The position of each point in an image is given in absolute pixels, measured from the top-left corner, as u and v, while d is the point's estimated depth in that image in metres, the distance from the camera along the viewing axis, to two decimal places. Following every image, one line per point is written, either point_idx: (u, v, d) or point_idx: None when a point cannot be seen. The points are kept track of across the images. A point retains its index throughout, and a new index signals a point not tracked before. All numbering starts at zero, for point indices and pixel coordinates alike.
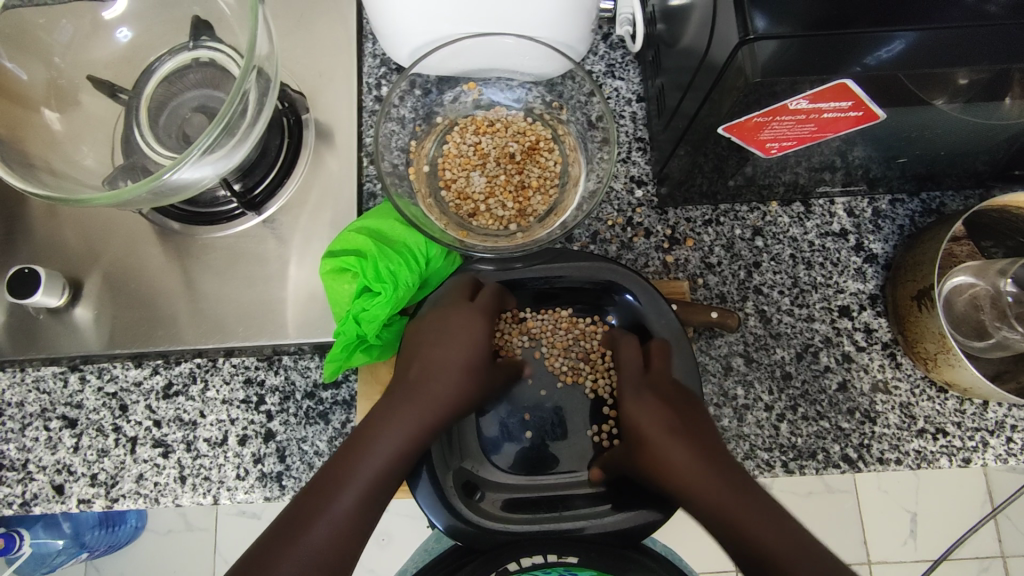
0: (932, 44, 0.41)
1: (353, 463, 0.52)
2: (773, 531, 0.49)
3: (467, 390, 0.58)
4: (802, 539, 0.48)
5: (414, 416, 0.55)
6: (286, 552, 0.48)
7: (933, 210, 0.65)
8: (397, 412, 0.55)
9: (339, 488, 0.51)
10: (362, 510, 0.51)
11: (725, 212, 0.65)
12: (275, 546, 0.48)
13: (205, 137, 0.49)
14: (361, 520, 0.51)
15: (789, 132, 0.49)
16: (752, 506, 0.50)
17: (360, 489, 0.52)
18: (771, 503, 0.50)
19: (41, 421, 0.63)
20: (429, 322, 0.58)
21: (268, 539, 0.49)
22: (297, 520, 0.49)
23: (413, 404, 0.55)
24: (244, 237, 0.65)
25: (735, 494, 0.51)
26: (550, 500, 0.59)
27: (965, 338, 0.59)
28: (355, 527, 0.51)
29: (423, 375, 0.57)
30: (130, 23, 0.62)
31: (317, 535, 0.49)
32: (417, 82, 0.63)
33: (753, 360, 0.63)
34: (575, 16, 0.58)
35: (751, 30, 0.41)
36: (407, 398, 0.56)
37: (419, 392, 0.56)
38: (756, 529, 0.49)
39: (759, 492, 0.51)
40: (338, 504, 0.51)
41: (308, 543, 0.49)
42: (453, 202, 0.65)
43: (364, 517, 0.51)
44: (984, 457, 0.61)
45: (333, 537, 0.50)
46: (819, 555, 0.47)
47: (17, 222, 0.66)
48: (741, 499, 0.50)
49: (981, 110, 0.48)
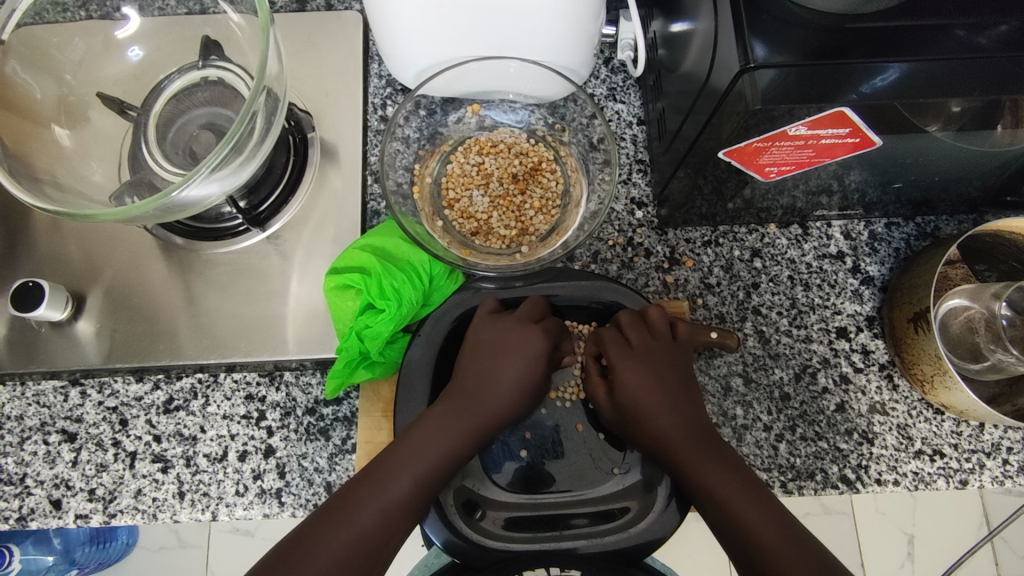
0: (926, 75, 0.43)
1: (395, 462, 0.53)
2: (774, 532, 0.49)
3: (518, 407, 0.57)
4: (797, 534, 0.49)
5: (461, 427, 0.55)
6: (335, 537, 0.49)
7: (928, 234, 0.66)
8: (450, 419, 0.55)
9: (388, 480, 0.52)
10: (408, 505, 0.52)
11: (724, 234, 0.66)
12: (315, 533, 0.49)
13: (214, 156, 0.50)
14: (405, 517, 0.52)
15: (788, 157, 0.50)
16: (753, 506, 0.50)
17: (408, 487, 0.52)
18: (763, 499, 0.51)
19: (40, 435, 0.62)
20: (487, 336, 0.58)
21: (308, 527, 0.50)
22: (338, 506, 0.51)
23: (463, 415, 0.55)
24: (247, 252, 0.65)
25: (732, 494, 0.51)
26: (550, 519, 0.59)
27: (961, 360, 0.60)
28: (396, 523, 0.51)
29: (477, 391, 0.57)
30: (142, 42, 0.64)
31: (361, 522, 0.50)
32: (422, 103, 0.64)
33: (752, 380, 0.63)
34: (578, 41, 0.59)
35: (751, 58, 0.42)
36: (461, 412, 0.55)
37: (474, 406, 0.56)
38: (759, 533, 0.49)
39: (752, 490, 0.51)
40: (384, 499, 0.51)
41: (351, 534, 0.50)
42: (456, 220, 0.66)
43: (411, 511, 0.52)
44: (980, 478, 0.62)
45: (375, 528, 0.51)
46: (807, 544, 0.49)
47: (20, 236, 0.66)
48: (742, 504, 0.50)
49: (974, 137, 0.50)
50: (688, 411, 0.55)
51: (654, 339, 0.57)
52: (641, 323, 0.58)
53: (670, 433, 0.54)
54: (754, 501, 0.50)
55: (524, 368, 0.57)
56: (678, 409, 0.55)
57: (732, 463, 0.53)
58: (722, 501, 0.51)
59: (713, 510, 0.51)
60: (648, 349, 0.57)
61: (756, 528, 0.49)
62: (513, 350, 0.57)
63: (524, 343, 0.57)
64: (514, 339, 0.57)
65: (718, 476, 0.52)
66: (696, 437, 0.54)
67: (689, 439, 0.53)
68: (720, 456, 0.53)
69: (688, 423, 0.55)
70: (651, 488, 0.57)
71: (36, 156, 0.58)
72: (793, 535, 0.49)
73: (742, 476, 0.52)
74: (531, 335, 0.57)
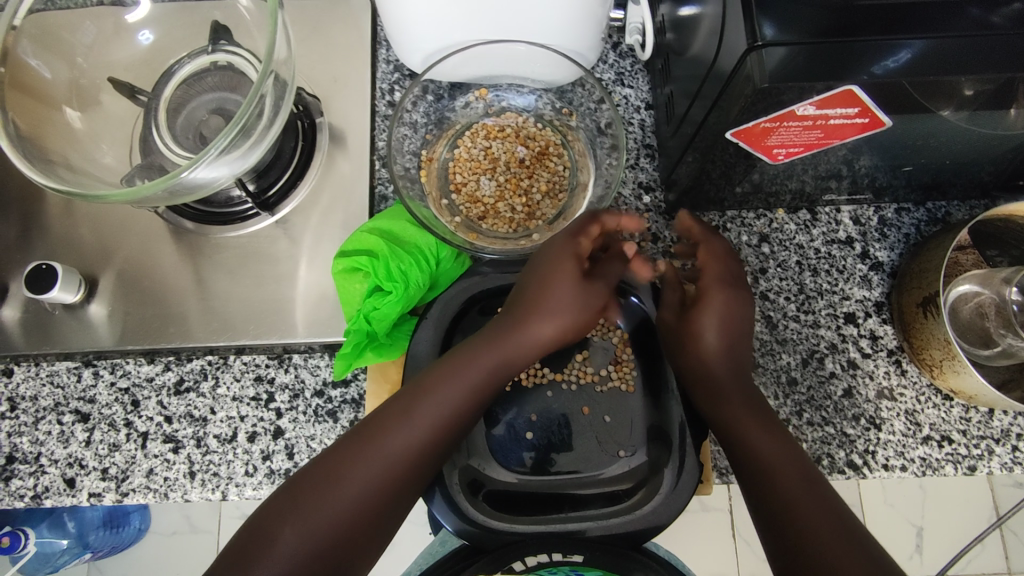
0: (937, 55, 0.42)
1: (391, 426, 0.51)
2: (799, 484, 0.49)
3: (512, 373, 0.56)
4: (835, 506, 0.47)
5: (443, 396, 0.52)
6: (305, 510, 0.48)
7: (939, 219, 0.65)
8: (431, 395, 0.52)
9: (366, 453, 0.50)
10: (381, 481, 0.50)
11: (732, 219, 0.66)
12: (281, 509, 0.48)
13: (222, 137, 0.51)
14: (379, 496, 0.50)
15: (796, 138, 0.50)
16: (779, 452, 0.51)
17: (383, 464, 0.50)
18: (795, 457, 0.51)
19: (54, 415, 0.63)
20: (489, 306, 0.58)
21: (277, 502, 0.48)
22: (313, 481, 0.49)
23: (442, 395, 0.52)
24: (257, 236, 0.66)
25: (780, 460, 0.50)
26: (556, 500, 0.59)
27: (970, 346, 0.59)
28: (372, 499, 0.49)
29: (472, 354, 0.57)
30: (152, 26, 0.64)
31: (335, 499, 0.48)
32: (430, 87, 0.64)
33: (758, 365, 0.63)
34: (587, 23, 0.59)
35: (758, 37, 0.41)
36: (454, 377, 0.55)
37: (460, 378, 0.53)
38: (782, 476, 0.50)
39: (784, 442, 0.52)
40: (361, 474, 0.49)
41: (324, 510, 0.48)
42: (463, 205, 0.66)
43: (385, 489, 0.50)
44: (989, 465, 0.61)
45: (348, 506, 0.48)
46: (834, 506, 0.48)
47: (34, 219, 0.67)
48: (789, 470, 0.50)
49: (987, 119, 0.49)
50: (734, 353, 0.56)
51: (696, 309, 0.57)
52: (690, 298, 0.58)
53: (711, 367, 0.56)
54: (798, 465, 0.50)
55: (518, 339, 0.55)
56: (730, 348, 0.56)
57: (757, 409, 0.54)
58: (748, 440, 0.52)
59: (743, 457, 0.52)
60: (723, 279, 0.57)
61: (786, 479, 0.49)
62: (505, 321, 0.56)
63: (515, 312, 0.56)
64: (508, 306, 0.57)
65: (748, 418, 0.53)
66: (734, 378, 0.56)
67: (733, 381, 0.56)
68: (753, 403, 0.54)
69: (745, 389, 0.55)
70: (657, 471, 0.58)
71: (50, 140, 0.59)
72: (818, 489, 0.49)
73: (794, 453, 0.51)
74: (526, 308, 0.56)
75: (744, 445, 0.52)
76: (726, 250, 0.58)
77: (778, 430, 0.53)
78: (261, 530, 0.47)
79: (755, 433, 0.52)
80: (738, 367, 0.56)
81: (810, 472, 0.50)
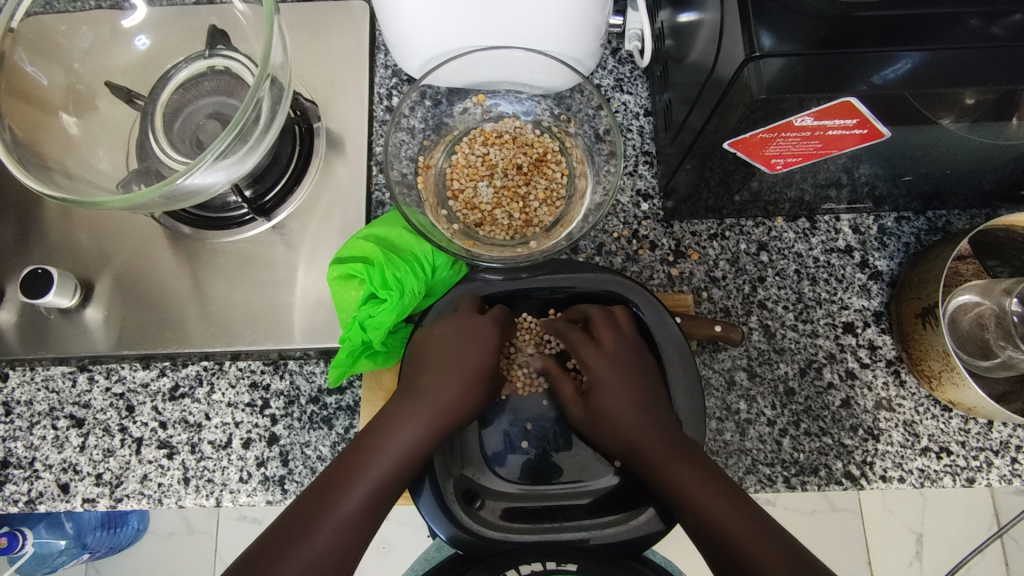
0: (937, 66, 0.42)
1: (384, 442, 0.55)
2: (749, 533, 0.51)
3: (467, 401, 0.59)
4: (774, 532, 0.51)
5: (413, 425, 0.57)
6: (289, 551, 0.50)
7: (939, 228, 0.65)
8: (402, 420, 0.57)
9: (344, 490, 0.53)
10: (363, 514, 0.53)
11: (730, 227, 0.65)
12: (266, 552, 0.50)
13: (218, 144, 0.50)
14: (362, 526, 0.53)
15: (794, 148, 0.49)
16: (722, 505, 0.52)
17: (367, 490, 0.54)
18: (742, 506, 0.52)
19: (49, 420, 0.63)
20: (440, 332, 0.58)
21: (260, 549, 0.50)
22: (296, 525, 0.51)
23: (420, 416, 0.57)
24: (253, 242, 0.66)
25: (704, 497, 0.52)
26: (550, 511, 0.59)
27: (970, 357, 0.59)
28: (355, 533, 0.52)
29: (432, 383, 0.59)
30: (149, 31, 0.64)
31: (318, 539, 0.51)
32: (428, 93, 0.64)
33: (756, 375, 0.63)
34: (585, 30, 0.58)
35: (757, 48, 0.41)
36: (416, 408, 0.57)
37: (428, 398, 0.58)
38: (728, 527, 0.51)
39: (726, 492, 0.53)
40: (339, 511, 0.52)
41: (309, 549, 0.50)
42: (460, 211, 0.66)
43: (369, 518, 0.53)
44: (988, 477, 0.61)
45: (332, 543, 0.51)
46: (786, 548, 0.50)
47: (31, 223, 0.67)
48: (717, 504, 0.52)
49: (988, 129, 0.49)
50: (653, 411, 0.57)
51: (628, 338, 0.59)
52: (615, 323, 0.59)
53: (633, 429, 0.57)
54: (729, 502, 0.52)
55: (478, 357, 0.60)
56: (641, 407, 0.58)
57: (694, 457, 0.54)
58: (691, 499, 0.52)
59: (688, 514, 0.52)
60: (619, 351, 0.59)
61: (733, 530, 0.51)
62: (466, 340, 0.59)
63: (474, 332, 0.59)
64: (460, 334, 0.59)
65: (687, 477, 0.53)
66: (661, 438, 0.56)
67: (660, 443, 0.55)
68: (690, 455, 0.54)
69: (672, 444, 0.55)
70: (652, 483, 0.57)
71: (46, 144, 0.59)
72: (765, 531, 0.51)
73: (737, 500, 0.53)
74: (484, 326, 0.60)
75: (688, 503, 0.52)
76: (607, 314, 0.59)
77: (717, 479, 0.53)
78: (256, 568, 0.49)
79: (697, 489, 0.53)
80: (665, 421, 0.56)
81: (757, 516, 0.52)
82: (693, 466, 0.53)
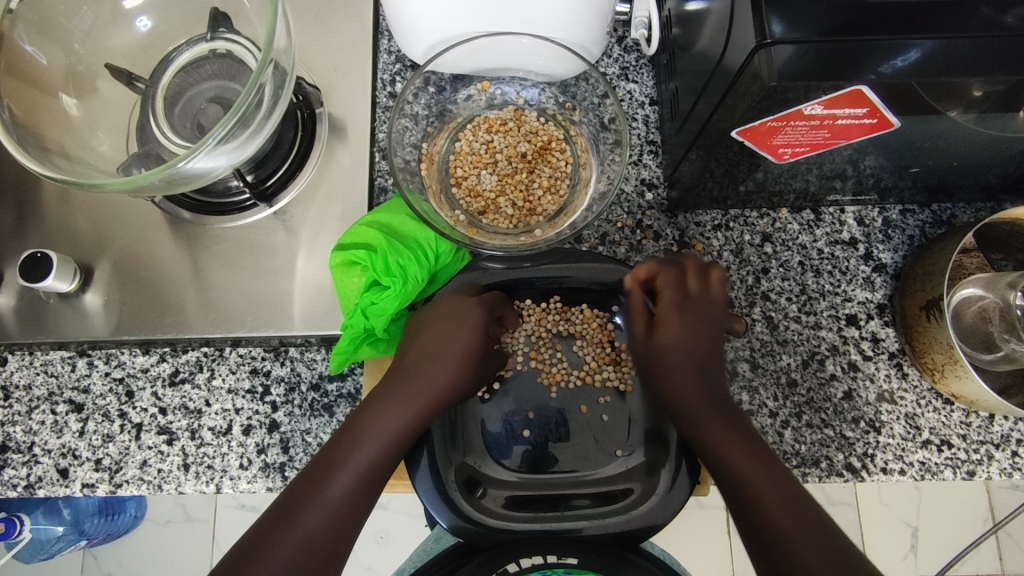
0: (948, 54, 0.41)
1: (368, 425, 0.54)
2: (801, 524, 0.49)
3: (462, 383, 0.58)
4: (805, 504, 0.51)
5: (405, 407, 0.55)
6: (281, 539, 0.49)
7: (944, 221, 0.65)
8: (392, 400, 0.56)
9: (332, 473, 0.52)
10: (354, 495, 0.52)
11: (735, 218, 0.65)
12: (257, 544, 0.49)
13: (220, 127, 0.50)
14: (352, 509, 0.52)
15: (802, 137, 0.49)
16: (767, 481, 0.51)
17: (352, 475, 0.53)
18: (785, 479, 0.52)
19: (47, 405, 0.63)
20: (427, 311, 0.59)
21: (248, 542, 0.49)
22: (285, 508, 0.51)
23: (403, 400, 0.56)
24: (254, 227, 0.65)
25: (754, 469, 0.52)
26: (552, 499, 0.59)
27: (973, 350, 0.59)
28: (344, 516, 0.51)
29: (416, 363, 0.58)
30: (150, 12, 0.62)
31: (308, 522, 0.50)
32: (432, 79, 0.63)
33: (758, 366, 0.63)
34: (589, 16, 0.58)
35: (768, 34, 0.41)
36: (401, 388, 0.56)
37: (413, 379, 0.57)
38: (778, 512, 0.50)
39: (768, 465, 0.52)
40: (328, 492, 0.52)
41: (301, 534, 0.50)
42: (463, 198, 0.66)
43: (359, 499, 0.52)
44: (988, 469, 0.61)
45: (324, 526, 0.50)
46: (829, 535, 0.49)
47: (30, 206, 0.66)
48: (764, 480, 0.51)
49: (996, 120, 0.48)
50: (703, 382, 0.55)
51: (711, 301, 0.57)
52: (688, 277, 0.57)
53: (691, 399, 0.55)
54: (765, 464, 0.52)
55: (465, 341, 0.57)
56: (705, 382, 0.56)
57: (742, 432, 0.54)
58: (741, 477, 0.52)
59: (736, 493, 0.52)
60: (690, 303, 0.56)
61: (778, 511, 0.50)
62: (450, 322, 0.57)
63: (459, 314, 0.57)
64: (447, 309, 0.57)
65: (737, 447, 0.53)
66: (716, 406, 0.55)
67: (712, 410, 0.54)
68: (735, 424, 0.54)
69: (725, 415, 0.54)
70: (654, 472, 0.57)
71: (46, 126, 0.58)
72: (806, 510, 0.50)
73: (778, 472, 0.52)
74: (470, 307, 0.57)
75: (741, 479, 0.52)
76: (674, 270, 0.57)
77: (765, 451, 0.53)
78: (244, 557, 0.48)
79: (745, 462, 0.52)
80: (720, 392, 0.55)
81: (797, 492, 0.51)
82: (737, 434, 0.53)
